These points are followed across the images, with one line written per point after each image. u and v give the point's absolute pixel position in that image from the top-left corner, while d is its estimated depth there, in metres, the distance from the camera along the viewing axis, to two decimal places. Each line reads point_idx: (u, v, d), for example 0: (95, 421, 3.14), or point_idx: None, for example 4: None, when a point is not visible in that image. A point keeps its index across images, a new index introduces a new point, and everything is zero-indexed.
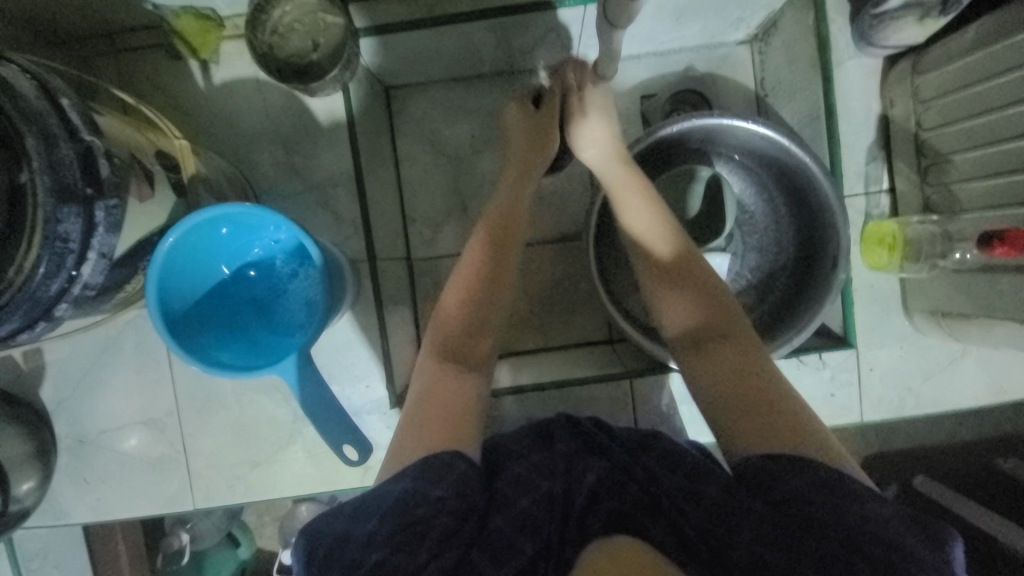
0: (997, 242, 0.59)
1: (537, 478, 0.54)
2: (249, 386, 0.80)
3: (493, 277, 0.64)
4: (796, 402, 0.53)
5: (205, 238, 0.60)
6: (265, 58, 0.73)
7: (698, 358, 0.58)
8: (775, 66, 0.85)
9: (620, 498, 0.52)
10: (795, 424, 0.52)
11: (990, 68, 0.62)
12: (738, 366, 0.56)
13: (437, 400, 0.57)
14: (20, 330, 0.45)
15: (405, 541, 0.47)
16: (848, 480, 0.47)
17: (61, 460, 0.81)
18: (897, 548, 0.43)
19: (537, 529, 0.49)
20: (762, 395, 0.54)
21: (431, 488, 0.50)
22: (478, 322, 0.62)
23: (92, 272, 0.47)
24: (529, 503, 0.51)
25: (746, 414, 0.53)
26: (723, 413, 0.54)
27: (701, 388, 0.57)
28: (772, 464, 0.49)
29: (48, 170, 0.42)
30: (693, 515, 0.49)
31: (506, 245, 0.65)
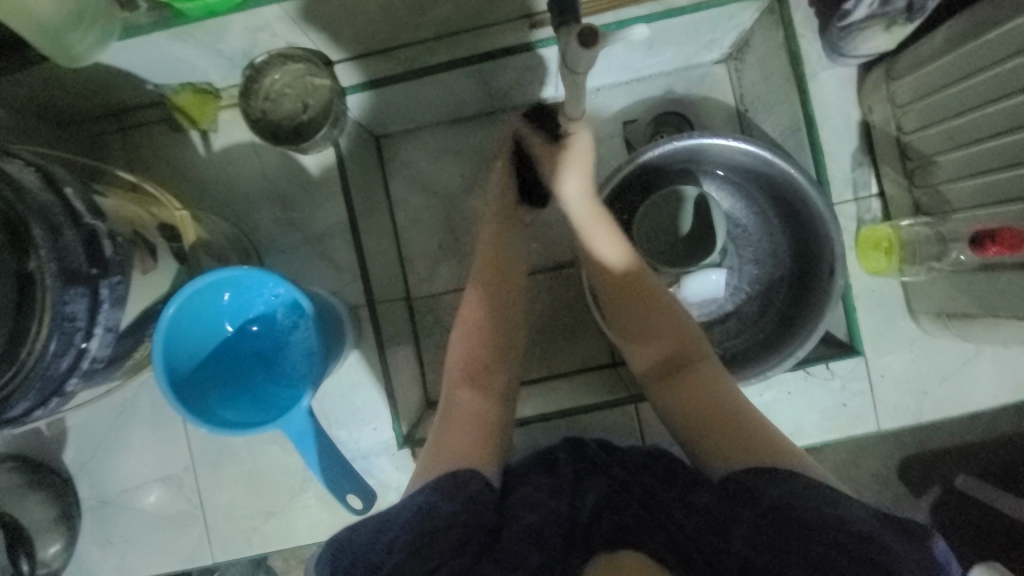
0: (988, 241, 0.58)
1: (547, 497, 0.51)
2: (259, 437, 0.82)
3: (492, 325, 0.65)
4: (759, 420, 0.56)
5: (208, 300, 0.62)
6: (259, 124, 0.79)
7: (669, 387, 0.61)
8: (752, 83, 0.87)
9: (620, 513, 0.50)
10: (753, 433, 0.55)
11: (962, 70, 0.62)
12: (706, 391, 0.59)
13: (464, 432, 0.59)
14: (35, 407, 0.47)
15: (417, 546, 0.47)
16: (827, 487, 0.47)
17: (85, 522, 0.83)
18: (880, 544, 0.42)
19: (543, 541, 0.47)
20: (723, 414, 0.57)
21: (444, 502, 0.50)
22: (496, 359, 0.64)
23: (99, 345, 0.50)
24: (537, 518, 0.49)
25: (715, 431, 0.56)
26: (694, 429, 0.58)
27: (676, 414, 0.59)
28: (753, 475, 0.51)
29: (55, 257, 0.44)
30: (688, 524, 0.48)
31: (507, 273, 0.67)
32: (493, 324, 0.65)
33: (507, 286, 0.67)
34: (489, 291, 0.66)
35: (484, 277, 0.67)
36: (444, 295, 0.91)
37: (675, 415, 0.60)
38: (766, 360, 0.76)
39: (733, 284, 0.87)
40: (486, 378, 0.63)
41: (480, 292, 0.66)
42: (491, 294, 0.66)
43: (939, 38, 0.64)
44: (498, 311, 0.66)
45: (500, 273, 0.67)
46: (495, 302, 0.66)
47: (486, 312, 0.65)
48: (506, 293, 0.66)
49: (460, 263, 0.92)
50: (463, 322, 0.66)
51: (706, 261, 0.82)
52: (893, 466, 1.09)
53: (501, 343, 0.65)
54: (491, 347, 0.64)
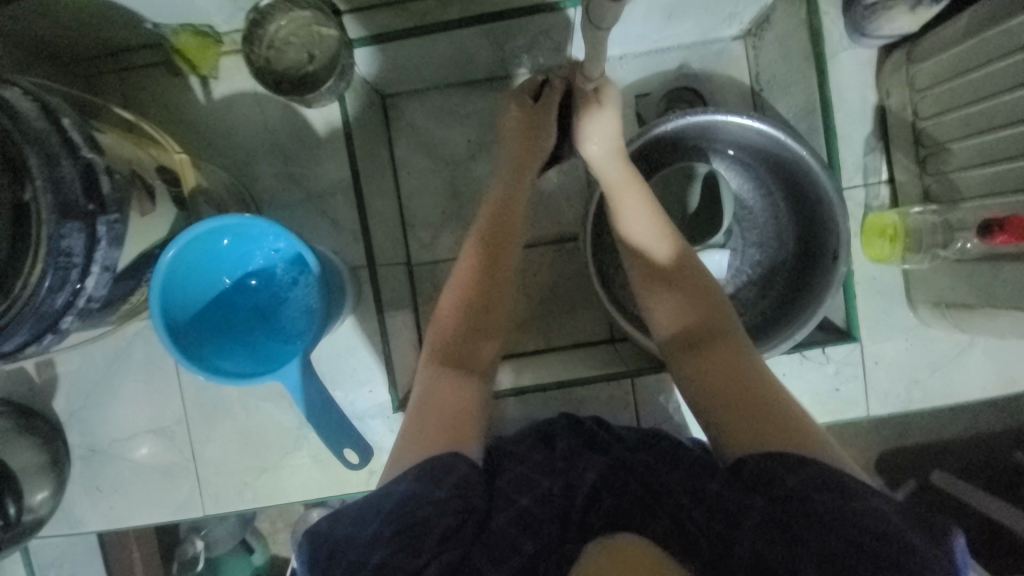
0: (996, 229, 0.58)
1: (540, 477, 0.56)
2: (253, 394, 0.81)
3: (480, 300, 0.63)
4: (787, 404, 0.54)
5: (206, 248, 0.61)
6: (261, 73, 0.75)
7: (687, 365, 0.60)
8: (769, 61, 0.85)
9: (620, 496, 0.52)
10: (777, 416, 0.53)
11: (984, 55, 0.61)
12: (731, 366, 0.57)
13: (440, 414, 0.56)
14: (27, 344, 0.46)
15: (409, 536, 0.47)
16: (846, 478, 0.47)
17: (75, 470, 0.83)
18: (898, 541, 0.43)
19: (538, 527, 0.50)
20: (751, 393, 0.55)
21: (432, 490, 0.50)
22: (478, 334, 0.62)
23: (96, 284, 0.48)
24: (531, 501, 0.53)
25: (739, 408, 0.54)
26: (714, 410, 0.56)
27: (696, 392, 0.58)
28: (772, 461, 0.50)
29: (51, 188, 0.43)
30: (694, 510, 0.49)
31: (501, 246, 0.64)
32: (480, 300, 0.63)
33: (498, 258, 0.64)
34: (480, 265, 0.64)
35: (473, 252, 0.64)
36: (445, 262, 0.90)
37: (697, 387, 0.58)
38: (765, 341, 0.77)
39: (736, 266, 0.87)
40: (465, 356, 0.61)
41: (470, 266, 0.64)
42: (479, 268, 0.63)
43: (964, 21, 0.63)
44: (490, 285, 0.63)
45: (494, 247, 0.64)
46: (483, 276, 0.63)
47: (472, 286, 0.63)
48: (499, 265, 0.63)
49: (463, 231, 0.90)
50: (449, 300, 0.63)
51: (711, 241, 0.82)
52: (874, 455, 1.12)
53: (487, 317, 0.63)
54: (474, 320, 0.62)
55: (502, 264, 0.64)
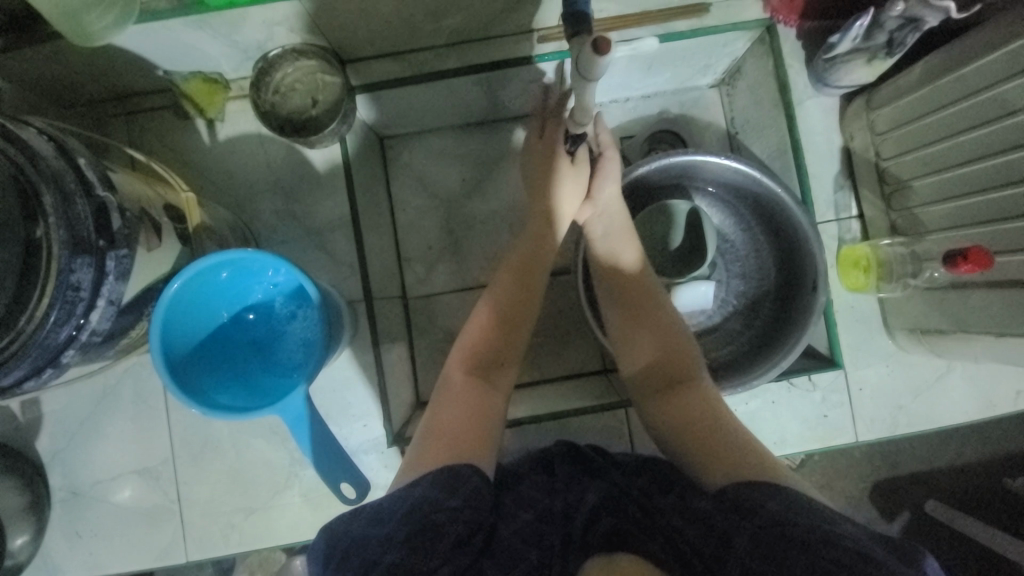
0: (960, 259, 0.61)
1: (541, 496, 0.55)
2: (246, 430, 0.80)
3: (509, 319, 0.67)
4: (753, 443, 0.57)
5: (207, 283, 0.62)
6: (267, 116, 0.80)
7: (663, 394, 0.64)
8: (743, 107, 0.92)
9: (618, 516, 0.52)
10: (749, 452, 0.56)
11: (935, 101, 0.68)
12: (702, 403, 0.62)
13: (460, 429, 0.58)
14: (27, 378, 0.46)
15: (419, 538, 0.47)
16: (818, 506, 0.47)
17: (53, 514, 0.80)
18: (874, 562, 0.42)
19: (540, 539, 0.50)
20: (722, 428, 0.59)
21: (446, 498, 0.50)
22: (502, 352, 0.66)
23: (100, 319, 0.49)
24: (533, 517, 0.52)
25: (711, 440, 0.58)
26: (682, 435, 0.60)
27: (666, 422, 0.62)
28: (745, 485, 0.51)
29: (65, 225, 0.45)
30: (687, 531, 0.49)
31: (533, 269, 0.70)
32: (510, 317, 0.67)
33: (532, 279, 0.70)
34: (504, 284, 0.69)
35: (509, 270, 0.70)
36: (440, 296, 0.92)
37: (669, 419, 0.62)
38: (752, 371, 0.79)
39: (721, 296, 0.90)
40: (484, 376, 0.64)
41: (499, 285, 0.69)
42: (510, 291, 0.68)
43: (916, 72, 0.70)
44: (513, 308, 0.68)
45: (520, 275, 0.69)
46: (512, 299, 0.68)
47: (501, 311, 0.67)
48: (527, 291, 0.69)
49: (458, 265, 0.93)
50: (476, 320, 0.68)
51: (696, 272, 0.85)
52: (865, 485, 1.13)
53: (510, 338, 0.67)
54: (497, 340, 0.66)
55: (528, 285, 0.69)
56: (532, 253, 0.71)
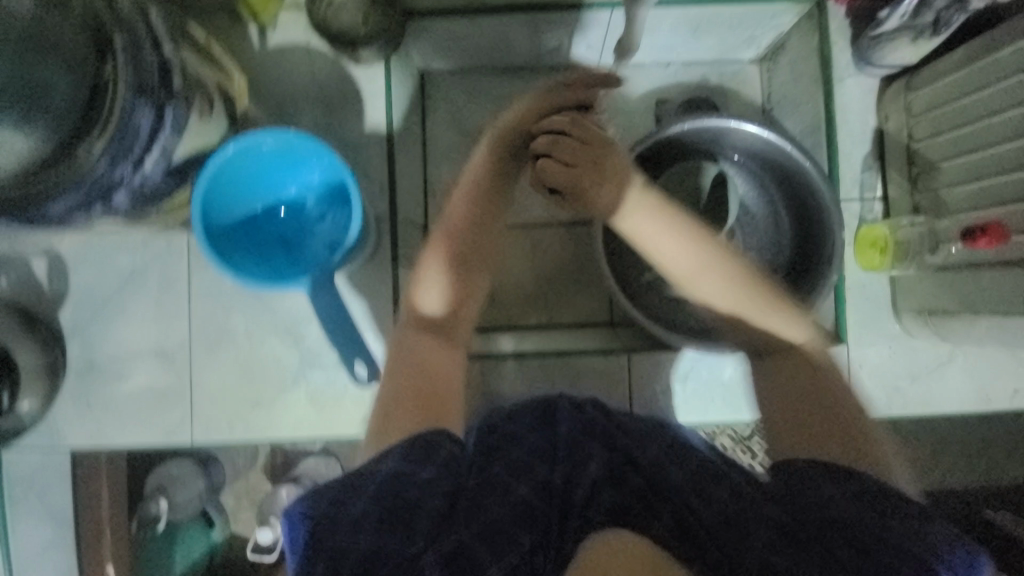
0: (978, 233, 0.63)
1: (535, 461, 0.49)
2: (261, 327, 0.83)
3: (460, 281, 0.63)
4: (863, 426, 0.53)
5: (248, 165, 0.65)
6: (320, 27, 0.83)
7: (763, 381, 0.60)
8: (781, 83, 0.93)
9: (620, 491, 0.47)
10: (855, 441, 0.52)
11: (974, 83, 0.68)
12: (805, 390, 0.57)
13: (401, 391, 0.56)
14: (79, 209, 0.50)
15: (401, 512, 0.44)
16: (873, 486, 0.47)
17: (67, 382, 0.83)
18: (924, 543, 0.42)
19: (535, 519, 0.44)
20: (828, 415, 0.54)
21: (416, 470, 0.47)
22: (452, 313, 0.61)
23: (152, 168, 0.52)
24: (525, 491, 0.46)
25: (810, 431, 0.54)
26: (781, 428, 0.56)
27: (767, 414, 0.58)
28: (821, 471, 0.49)
29: (132, 68, 0.48)
30: (703, 514, 0.46)
31: (483, 234, 0.64)
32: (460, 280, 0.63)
33: (479, 243, 0.64)
34: (458, 229, 0.64)
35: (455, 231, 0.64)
36: None
37: (769, 408, 0.58)
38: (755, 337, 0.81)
39: None
40: (439, 325, 0.61)
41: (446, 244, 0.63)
42: (456, 254, 0.63)
43: (958, 54, 0.70)
44: (471, 252, 0.63)
45: (475, 219, 0.64)
46: (459, 263, 0.63)
47: (448, 273, 0.62)
48: (473, 256, 0.63)
49: None
50: (423, 277, 0.62)
51: None
52: None
53: (459, 300, 0.62)
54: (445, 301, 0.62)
55: (491, 234, 0.65)
56: (482, 216, 0.64)
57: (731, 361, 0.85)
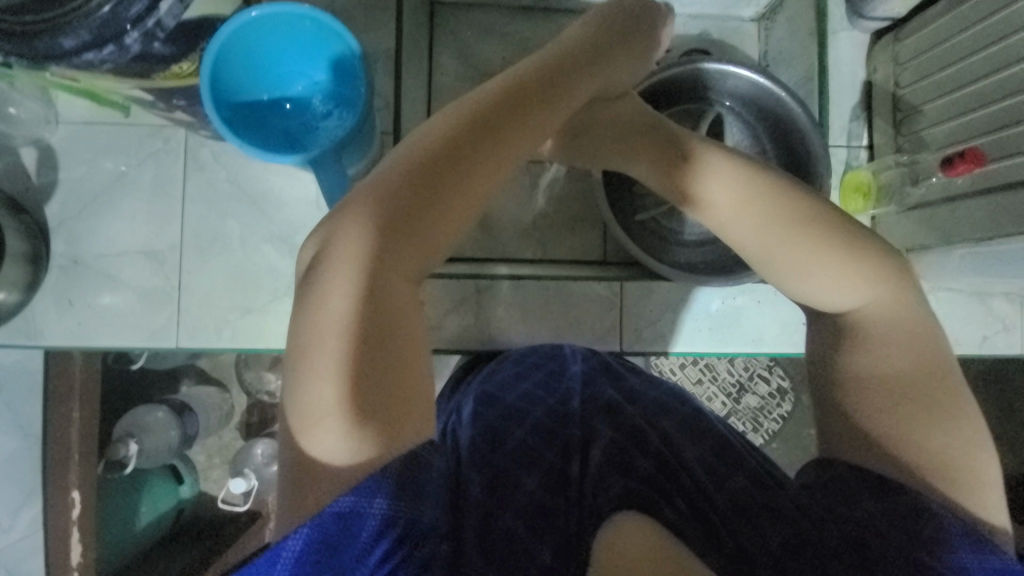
0: (958, 159, 0.67)
1: (541, 447, 0.56)
2: (256, 234, 0.82)
3: (424, 195, 0.47)
4: (960, 430, 0.47)
5: (261, 48, 0.66)
6: None
7: (863, 359, 0.50)
8: (778, 39, 0.97)
9: (627, 476, 0.52)
10: (942, 450, 0.46)
11: (956, 28, 0.73)
12: (908, 379, 0.48)
13: (346, 320, 0.43)
14: (89, 47, 0.49)
15: (408, 491, 0.41)
16: (890, 488, 0.46)
17: (49, 278, 0.81)
18: (919, 533, 0.43)
19: (547, 516, 0.50)
20: (927, 403, 0.47)
21: (405, 501, 0.41)
22: (409, 235, 0.46)
23: (168, 14, 0.51)
24: (535, 483, 0.52)
25: (904, 429, 0.47)
26: (884, 420, 0.47)
27: (867, 398, 0.48)
28: (843, 478, 0.48)
29: None
30: (713, 502, 0.50)
31: (478, 143, 0.49)
32: (425, 193, 0.47)
33: (466, 152, 0.49)
34: (415, 172, 0.47)
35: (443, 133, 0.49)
36: None
37: (872, 393, 0.48)
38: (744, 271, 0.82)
39: None
40: (381, 303, 0.44)
41: (430, 148, 0.48)
42: (432, 159, 0.48)
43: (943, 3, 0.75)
44: (430, 202, 0.47)
45: (439, 161, 0.47)
46: (432, 169, 0.47)
47: (416, 181, 0.47)
48: (458, 168, 0.48)
49: None
50: (388, 179, 0.47)
51: None
52: None
53: (422, 221, 0.46)
54: (403, 214, 0.46)
55: (467, 183, 0.48)
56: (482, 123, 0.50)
57: (717, 296, 0.87)
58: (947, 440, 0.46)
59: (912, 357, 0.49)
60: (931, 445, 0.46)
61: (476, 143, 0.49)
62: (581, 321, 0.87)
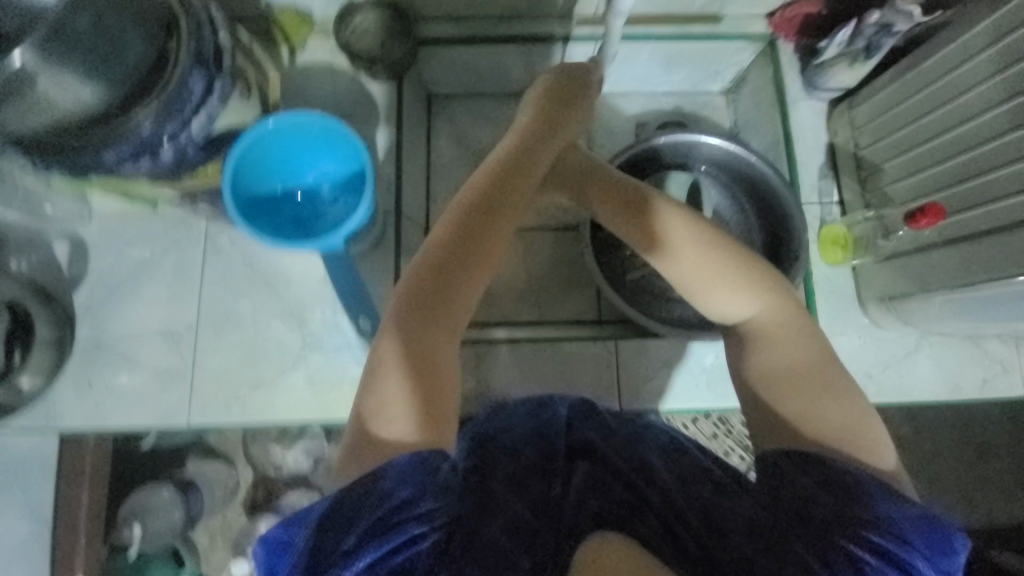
0: (919, 215, 0.72)
1: (530, 478, 0.50)
2: (266, 310, 0.87)
3: (455, 259, 0.53)
4: (858, 402, 0.51)
5: (273, 148, 0.73)
6: (346, 47, 0.92)
7: (768, 348, 0.54)
8: (745, 109, 1.06)
9: (607, 498, 0.49)
10: (846, 423, 0.50)
11: (903, 95, 0.81)
12: (802, 356, 0.53)
13: (397, 383, 0.48)
14: (129, 161, 0.58)
15: (397, 523, 0.41)
16: (848, 476, 0.45)
17: (72, 361, 0.86)
18: (866, 516, 0.43)
19: (534, 539, 0.45)
20: (820, 373, 0.52)
21: (386, 504, 0.42)
22: (445, 296, 0.52)
23: (197, 128, 0.60)
24: (527, 503, 0.47)
25: (811, 414, 0.50)
26: (789, 416, 0.51)
27: (768, 395, 0.52)
28: (793, 461, 0.48)
29: (193, 41, 0.58)
30: (689, 516, 0.48)
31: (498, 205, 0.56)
32: (457, 256, 0.53)
33: (491, 216, 0.55)
34: (452, 241, 0.54)
35: (465, 203, 0.56)
36: None
37: (772, 392, 0.52)
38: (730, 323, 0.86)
39: None
40: (428, 363, 0.50)
41: (456, 214, 0.55)
42: (462, 226, 0.54)
43: (888, 74, 0.84)
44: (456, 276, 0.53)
45: (469, 235, 0.54)
46: (463, 235, 0.54)
47: (449, 244, 0.54)
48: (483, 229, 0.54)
49: None
50: (427, 252, 0.54)
51: None
52: None
53: (456, 281, 0.53)
54: (440, 280, 0.52)
55: (490, 255, 0.55)
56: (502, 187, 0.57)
57: (710, 350, 0.89)
58: (846, 409, 0.50)
59: (813, 343, 0.54)
60: (827, 418, 0.50)
61: (494, 212, 0.55)
62: (579, 382, 0.88)
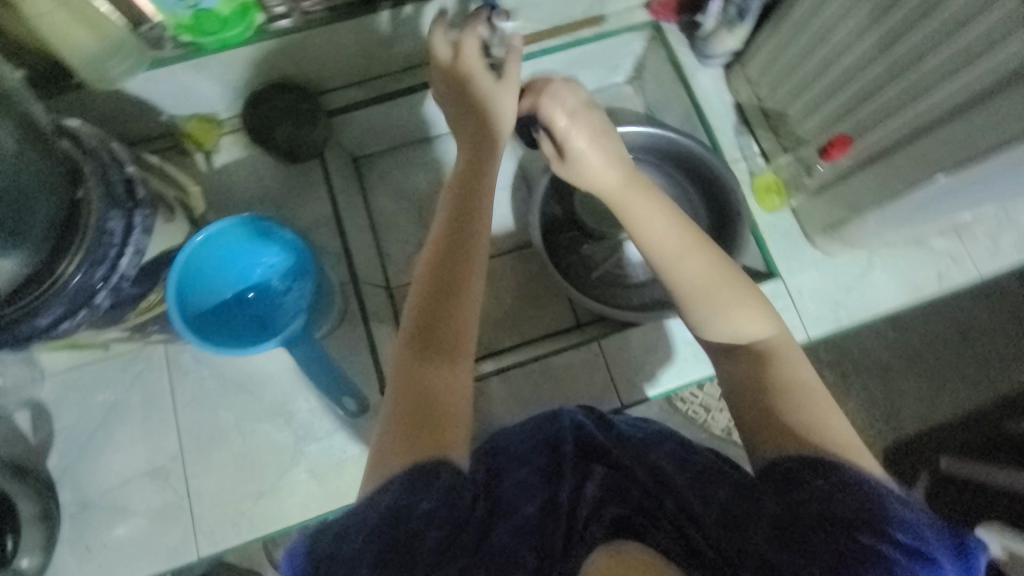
0: (829, 148, 0.80)
1: (540, 483, 0.51)
2: (250, 416, 0.85)
3: (444, 286, 0.56)
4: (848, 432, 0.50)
5: (212, 259, 0.73)
6: (260, 138, 0.89)
7: (769, 375, 0.54)
8: (652, 92, 1.11)
9: (622, 501, 0.50)
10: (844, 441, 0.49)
11: (785, 45, 0.87)
12: (795, 384, 0.53)
13: (411, 410, 0.51)
14: (64, 318, 0.56)
15: (408, 542, 0.43)
16: (846, 479, 0.46)
17: (63, 529, 0.81)
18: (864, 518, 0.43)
19: (542, 536, 0.46)
20: (812, 398, 0.52)
21: (416, 501, 0.45)
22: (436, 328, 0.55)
23: (128, 265, 0.59)
24: (535, 509, 0.48)
25: (811, 432, 0.50)
26: (798, 436, 0.50)
27: (771, 422, 0.51)
28: (809, 467, 0.47)
29: (102, 185, 0.58)
30: (692, 512, 0.49)
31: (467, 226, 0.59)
32: (440, 287, 0.56)
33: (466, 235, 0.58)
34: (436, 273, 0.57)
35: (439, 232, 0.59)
36: None
37: (767, 411, 0.52)
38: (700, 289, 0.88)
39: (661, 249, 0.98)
40: (431, 401, 0.51)
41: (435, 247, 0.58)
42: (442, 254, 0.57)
43: (766, 30, 0.90)
44: (448, 294, 0.56)
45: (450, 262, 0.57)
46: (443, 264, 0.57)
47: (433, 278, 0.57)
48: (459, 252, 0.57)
49: None
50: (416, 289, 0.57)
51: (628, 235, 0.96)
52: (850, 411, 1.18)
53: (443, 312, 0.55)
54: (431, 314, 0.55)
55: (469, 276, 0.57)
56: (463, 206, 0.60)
57: None
58: (844, 429, 0.50)
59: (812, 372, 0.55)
60: (831, 433, 0.50)
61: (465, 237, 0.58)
62: (577, 392, 0.89)
